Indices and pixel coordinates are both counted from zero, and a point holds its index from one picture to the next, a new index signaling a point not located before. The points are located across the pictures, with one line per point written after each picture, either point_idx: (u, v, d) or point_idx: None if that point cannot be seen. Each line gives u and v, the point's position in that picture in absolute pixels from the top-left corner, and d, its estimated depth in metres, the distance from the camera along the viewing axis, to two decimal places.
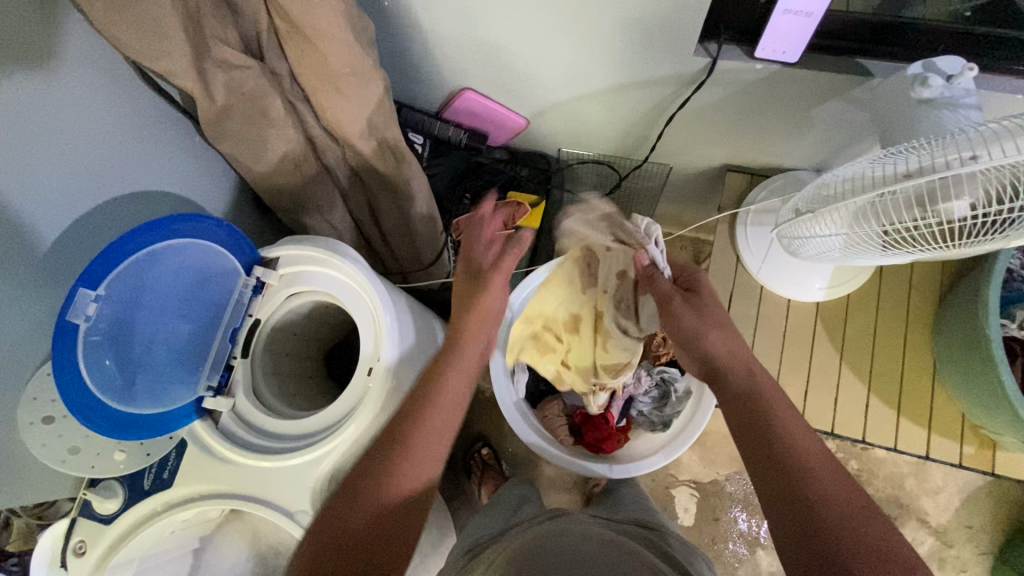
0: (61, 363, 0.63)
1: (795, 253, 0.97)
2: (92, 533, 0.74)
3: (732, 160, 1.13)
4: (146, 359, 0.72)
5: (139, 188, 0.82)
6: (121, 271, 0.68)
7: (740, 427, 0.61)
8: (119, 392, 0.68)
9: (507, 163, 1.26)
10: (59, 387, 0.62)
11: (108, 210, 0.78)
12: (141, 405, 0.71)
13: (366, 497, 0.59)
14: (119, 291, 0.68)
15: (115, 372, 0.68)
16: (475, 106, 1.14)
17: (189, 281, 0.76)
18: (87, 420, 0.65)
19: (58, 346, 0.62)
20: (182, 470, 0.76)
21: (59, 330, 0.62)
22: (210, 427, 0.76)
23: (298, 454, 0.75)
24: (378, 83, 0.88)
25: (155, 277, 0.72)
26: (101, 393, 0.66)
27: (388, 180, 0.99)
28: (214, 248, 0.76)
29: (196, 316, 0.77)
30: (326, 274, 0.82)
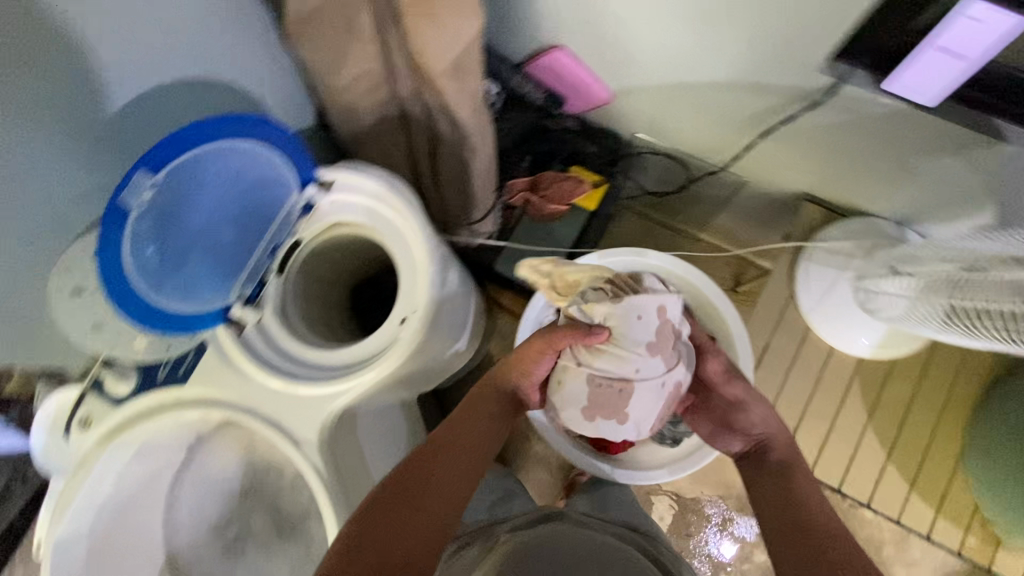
0: (108, 237, 0.63)
1: (872, 311, 0.95)
2: (100, 409, 0.74)
3: (813, 191, 1.07)
4: (189, 255, 0.71)
5: (212, 77, 0.78)
6: (182, 161, 0.67)
7: (767, 492, 0.69)
8: (156, 281, 0.68)
9: (577, 135, 1.21)
10: (100, 261, 0.63)
11: (178, 93, 0.74)
12: (174, 299, 0.70)
13: (392, 521, 0.61)
14: (176, 181, 0.67)
15: (156, 260, 0.68)
16: (560, 68, 1.07)
17: (245, 186, 0.74)
18: (120, 301, 0.65)
19: (107, 221, 0.63)
20: (198, 371, 0.75)
21: (111, 205, 0.62)
22: (233, 336, 0.75)
23: (318, 385, 0.75)
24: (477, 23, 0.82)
25: (213, 176, 0.71)
26: (139, 277, 0.66)
27: (458, 127, 0.94)
28: (275, 157, 0.74)
29: (245, 223, 0.76)
30: (379, 210, 0.79)
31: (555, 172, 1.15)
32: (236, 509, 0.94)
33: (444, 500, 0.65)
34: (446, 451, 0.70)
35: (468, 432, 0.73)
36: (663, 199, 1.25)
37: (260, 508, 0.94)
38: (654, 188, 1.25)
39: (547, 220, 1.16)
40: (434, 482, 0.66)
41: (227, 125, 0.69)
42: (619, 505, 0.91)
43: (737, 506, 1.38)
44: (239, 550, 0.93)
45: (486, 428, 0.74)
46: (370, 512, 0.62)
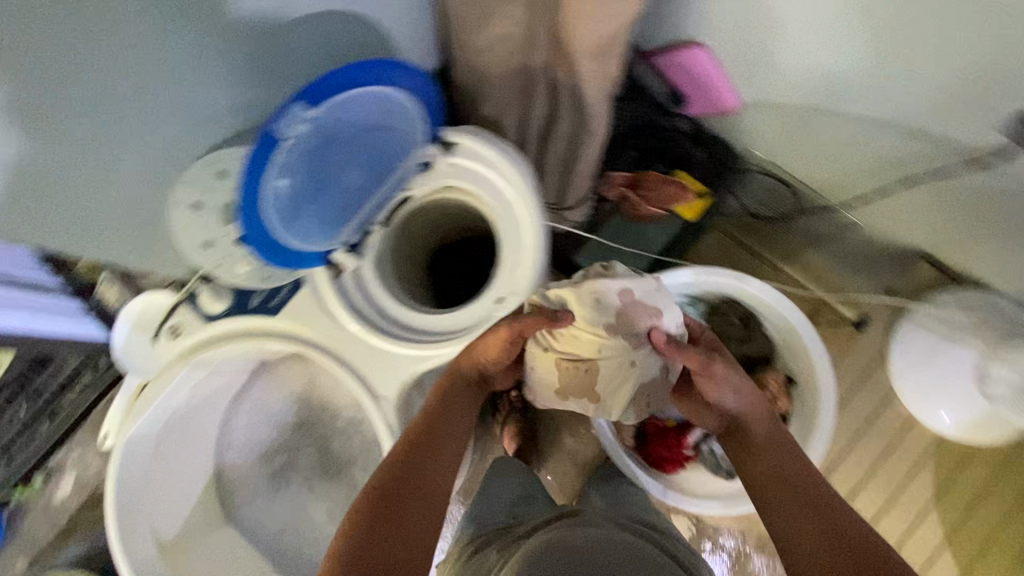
0: (256, 163, 0.61)
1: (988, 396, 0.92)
2: (191, 322, 0.76)
3: (931, 249, 1.01)
4: (319, 197, 0.69)
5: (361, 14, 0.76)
6: (341, 100, 0.65)
7: (773, 495, 0.61)
8: (286, 216, 0.66)
9: (688, 137, 1.14)
10: (243, 185, 0.60)
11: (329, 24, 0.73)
12: (294, 237, 0.68)
13: (385, 524, 0.56)
14: (329, 120, 0.65)
15: (291, 196, 0.66)
16: (695, 69, 1.02)
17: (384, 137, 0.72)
18: (249, 227, 0.63)
19: (260, 147, 0.60)
20: (290, 305, 0.75)
21: (267, 131, 0.60)
22: (330, 278, 0.75)
23: (404, 346, 0.74)
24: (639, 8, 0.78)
25: (360, 120, 0.69)
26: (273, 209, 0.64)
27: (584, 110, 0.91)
28: (414, 111, 0.72)
29: (374, 174, 0.73)
30: (495, 183, 0.77)
31: (660, 173, 1.09)
32: (288, 440, 0.96)
33: (432, 494, 0.60)
34: (428, 443, 0.64)
35: (444, 421, 0.67)
36: (761, 225, 1.18)
37: (310, 445, 0.96)
38: (754, 210, 1.17)
39: (641, 221, 1.12)
40: (420, 474, 0.61)
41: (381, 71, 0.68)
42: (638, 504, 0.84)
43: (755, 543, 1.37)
44: (283, 480, 0.95)
45: (461, 416, 0.69)
46: (358, 518, 0.56)
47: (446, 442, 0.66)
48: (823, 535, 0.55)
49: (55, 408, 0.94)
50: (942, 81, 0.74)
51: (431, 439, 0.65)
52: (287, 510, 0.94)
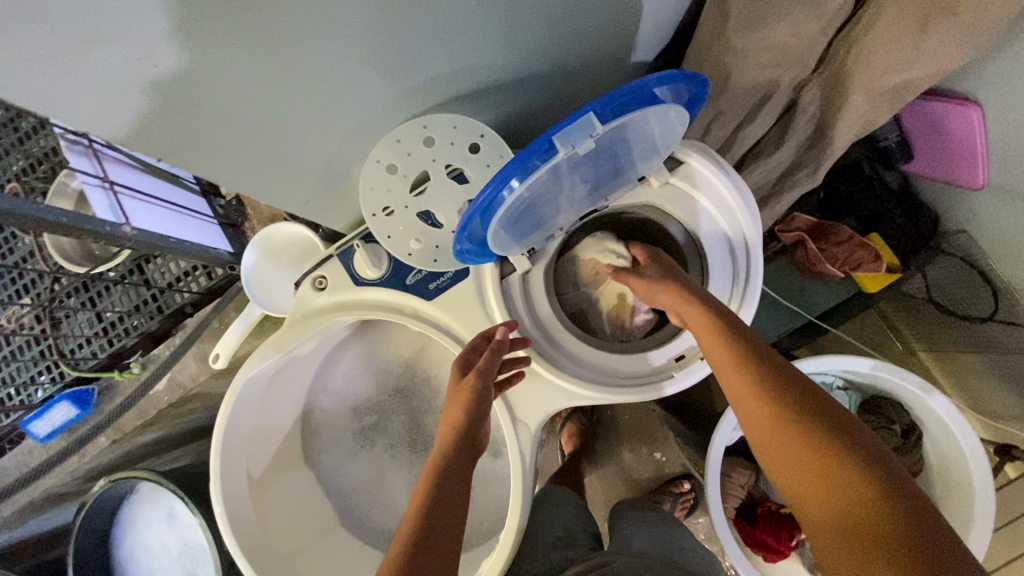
0: (517, 163, 0.50)
1: None
2: (338, 279, 0.69)
3: None
4: (542, 206, 0.58)
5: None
6: (631, 119, 0.51)
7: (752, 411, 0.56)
8: (507, 221, 0.56)
9: (896, 196, 0.99)
10: (490, 187, 0.50)
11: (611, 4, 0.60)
12: (498, 240, 0.59)
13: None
14: (607, 137, 0.52)
15: (524, 204, 0.55)
16: (952, 129, 0.86)
17: (633, 155, 0.59)
18: (466, 222, 0.53)
19: (528, 151, 0.49)
20: (448, 292, 0.68)
21: (545, 137, 0.48)
22: (496, 276, 0.67)
23: (558, 374, 0.67)
24: (952, 55, 0.64)
25: (630, 139, 0.55)
26: (502, 215, 0.53)
27: (817, 149, 0.78)
28: (675, 135, 0.59)
29: (595, 188, 0.62)
30: (710, 225, 0.68)
31: (854, 230, 0.94)
32: (383, 403, 0.92)
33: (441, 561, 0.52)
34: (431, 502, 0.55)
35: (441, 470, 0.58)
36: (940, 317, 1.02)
37: (403, 414, 0.92)
38: (942, 302, 1.01)
39: (810, 276, 0.99)
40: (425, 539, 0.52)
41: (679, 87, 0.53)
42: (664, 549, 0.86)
43: None
44: (366, 440, 0.91)
45: (461, 461, 0.60)
46: None
47: (446, 492, 0.56)
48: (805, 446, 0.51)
49: (162, 304, 0.94)
50: None
51: (446, 478, 0.57)
52: (366, 472, 0.90)
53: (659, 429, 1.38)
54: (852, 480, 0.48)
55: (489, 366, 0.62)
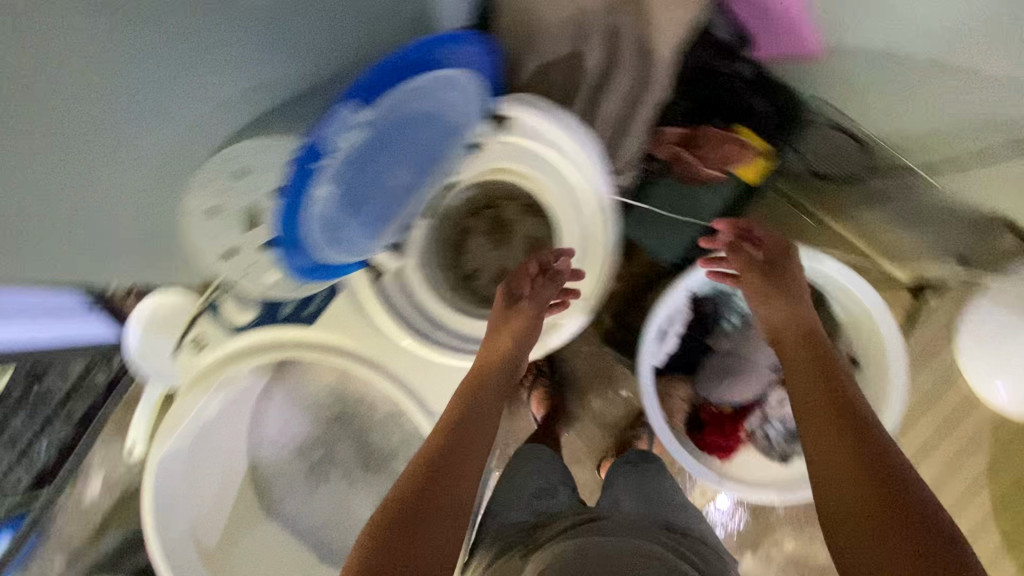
0: (301, 171, 0.60)
1: None
2: (215, 333, 0.68)
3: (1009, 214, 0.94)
4: (368, 197, 0.70)
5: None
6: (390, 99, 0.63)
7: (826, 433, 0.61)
8: (333, 219, 0.67)
9: (751, 88, 0.99)
10: (282, 206, 0.61)
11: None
12: (339, 243, 0.68)
13: (422, 530, 0.53)
14: (380, 121, 0.64)
15: (337, 199, 0.66)
16: (776, 9, 0.90)
17: (435, 125, 0.71)
18: (290, 234, 0.63)
19: (299, 160, 0.59)
20: (327, 312, 0.68)
21: (308, 140, 0.59)
22: (370, 277, 0.69)
23: (455, 356, 0.71)
24: None
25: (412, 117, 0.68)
26: (315, 219, 0.64)
27: (650, 61, 0.78)
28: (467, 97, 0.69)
29: (421, 167, 0.72)
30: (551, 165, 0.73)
31: (717, 129, 0.97)
32: (324, 435, 0.91)
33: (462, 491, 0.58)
34: (463, 443, 0.61)
35: (479, 409, 0.65)
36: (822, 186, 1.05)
37: (347, 439, 0.91)
38: (822, 170, 1.02)
39: (693, 184, 1.01)
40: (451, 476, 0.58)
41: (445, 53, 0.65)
42: (659, 508, 0.88)
43: None
44: (320, 475, 0.91)
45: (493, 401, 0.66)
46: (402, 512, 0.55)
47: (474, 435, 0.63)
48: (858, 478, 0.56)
49: (70, 410, 0.90)
50: None
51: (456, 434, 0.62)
52: (328, 504, 0.90)
53: (618, 369, 1.41)
54: (881, 510, 0.53)
55: (540, 292, 0.73)
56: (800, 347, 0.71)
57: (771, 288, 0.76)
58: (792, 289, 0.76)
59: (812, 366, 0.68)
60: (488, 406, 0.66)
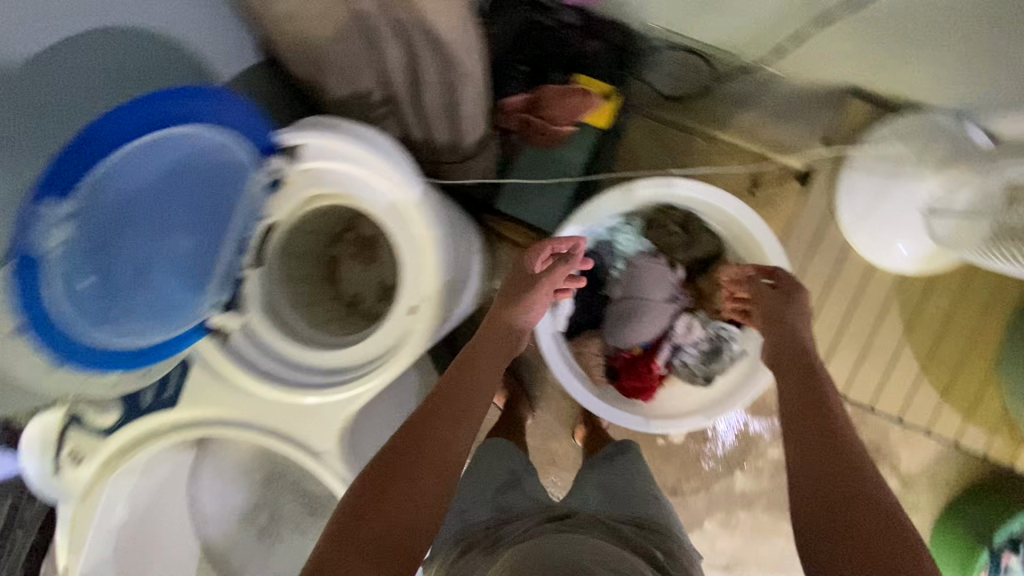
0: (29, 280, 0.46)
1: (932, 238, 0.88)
2: (87, 444, 0.66)
3: (861, 81, 0.93)
4: (151, 283, 0.56)
5: (149, 28, 0.63)
6: (117, 166, 0.50)
7: (807, 437, 0.62)
8: (111, 322, 0.53)
9: (578, 32, 1.00)
10: (27, 320, 0.47)
11: (99, 56, 0.58)
12: (138, 339, 0.55)
13: (398, 496, 0.61)
14: (116, 194, 0.51)
15: (105, 297, 0.52)
16: None
17: (202, 178, 0.57)
18: (59, 355, 0.49)
19: (22, 269, 0.45)
20: (186, 392, 0.66)
21: (18, 245, 0.45)
22: (219, 347, 0.65)
23: (324, 394, 0.65)
24: None
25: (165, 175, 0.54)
26: (83, 327, 0.50)
27: (446, 48, 0.75)
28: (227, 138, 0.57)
29: (211, 225, 0.59)
30: (357, 175, 0.65)
31: (553, 84, 0.96)
32: (264, 496, 0.91)
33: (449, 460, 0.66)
34: (452, 423, 0.69)
35: (475, 393, 0.74)
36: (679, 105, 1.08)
37: (289, 494, 0.91)
38: (669, 90, 1.06)
39: (552, 145, 1.00)
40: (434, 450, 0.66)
41: (172, 100, 0.53)
42: (630, 496, 0.81)
43: None
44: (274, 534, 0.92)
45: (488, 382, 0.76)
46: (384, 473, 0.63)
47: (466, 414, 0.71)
48: (832, 488, 0.57)
49: None
50: None
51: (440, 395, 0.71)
52: (289, 562, 0.90)
53: None
54: (850, 523, 0.53)
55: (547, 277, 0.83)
56: (795, 369, 0.70)
57: (788, 313, 0.77)
58: (791, 312, 0.78)
59: (801, 389, 0.68)
60: (478, 389, 0.75)
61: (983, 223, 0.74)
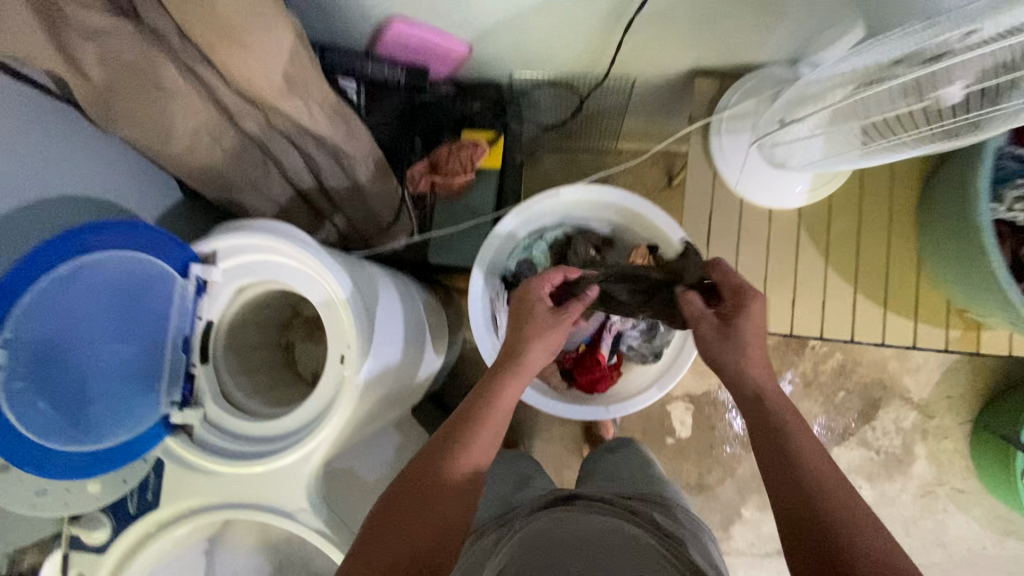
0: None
1: (781, 165, 0.90)
2: (88, 565, 0.72)
3: (700, 63, 1.03)
4: (89, 394, 0.64)
5: (64, 193, 0.70)
6: (31, 303, 0.57)
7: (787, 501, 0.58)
8: (72, 430, 0.62)
9: (455, 98, 1.13)
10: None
11: (50, 218, 0.69)
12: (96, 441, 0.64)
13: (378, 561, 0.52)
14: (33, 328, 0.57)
15: (52, 414, 0.60)
16: (413, 41, 1.01)
17: (117, 295, 0.65)
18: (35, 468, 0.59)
19: None
20: (166, 489, 0.73)
21: None
22: (185, 441, 0.72)
23: (283, 456, 0.72)
24: (287, 29, 0.73)
25: (76, 298, 0.61)
26: (44, 440, 0.59)
27: (324, 140, 0.88)
28: (138, 259, 0.65)
29: (136, 334, 0.68)
30: (272, 262, 0.74)
31: (446, 144, 1.09)
32: None
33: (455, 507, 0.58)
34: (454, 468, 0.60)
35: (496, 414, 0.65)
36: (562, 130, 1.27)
37: None
38: (550, 121, 1.24)
39: (461, 194, 1.12)
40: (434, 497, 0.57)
41: (75, 239, 0.60)
42: (630, 481, 0.82)
43: None
44: None
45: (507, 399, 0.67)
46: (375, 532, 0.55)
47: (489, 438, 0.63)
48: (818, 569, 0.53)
49: None
50: None
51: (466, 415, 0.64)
52: None
53: None
54: None
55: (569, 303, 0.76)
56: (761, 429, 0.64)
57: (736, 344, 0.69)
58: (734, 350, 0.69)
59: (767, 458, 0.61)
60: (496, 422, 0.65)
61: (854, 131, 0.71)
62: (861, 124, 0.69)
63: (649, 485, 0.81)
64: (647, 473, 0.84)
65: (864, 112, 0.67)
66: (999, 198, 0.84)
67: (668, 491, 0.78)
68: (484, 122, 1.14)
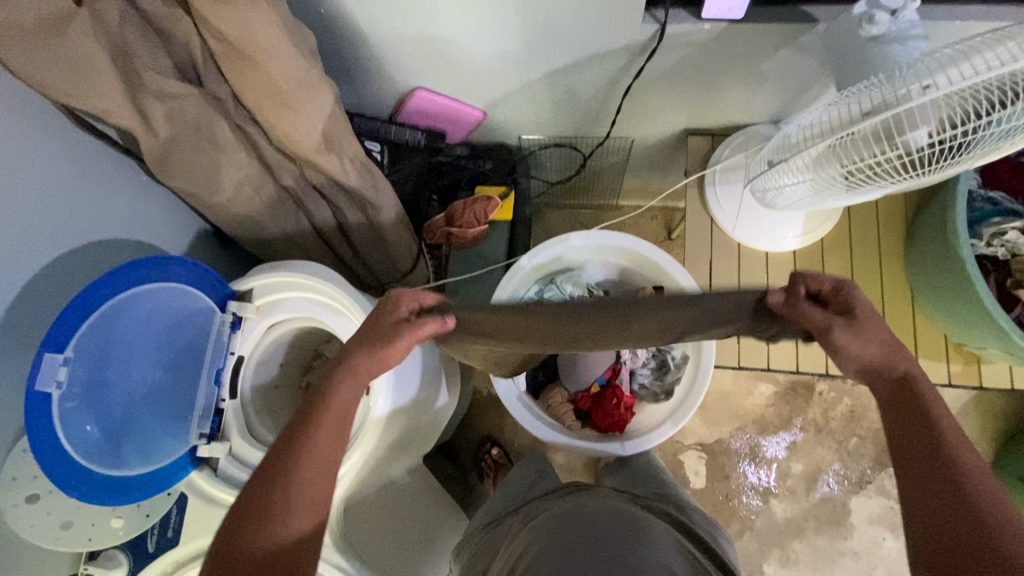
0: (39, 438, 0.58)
1: (773, 206, 0.97)
2: None
3: (691, 124, 1.14)
4: (130, 418, 0.68)
5: (114, 236, 0.76)
6: (88, 328, 0.62)
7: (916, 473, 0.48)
8: (114, 454, 0.65)
9: (470, 158, 1.21)
10: (38, 458, 0.57)
11: (99, 257, 0.74)
12: (132, 464, 0.67)
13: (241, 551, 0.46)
14: (87, 350, 0.62)
15: (97, 437, 0.64)
16: (437, 107, 1.12)
17: (163, 325, 0.71)
18: (83, 494, 0.61)
19: (28, 416, 0.57)
20: (186, 525, 0.72)
21: (28, 400, 0.57)
22: (209, 475, 0.74)
23: None
24: (328, 93, 0.82)
25: (127, 326, 0.67)
26: (86, 461, 0.62)
27: (352, 193, 0.94)
28: (184, 289, 0.71)
29: (177, 363, 0.73)
30: (303, 299, 0.79)
31: (462, 199, 1.13)
32: None
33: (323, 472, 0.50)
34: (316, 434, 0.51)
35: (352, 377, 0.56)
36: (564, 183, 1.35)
37: None
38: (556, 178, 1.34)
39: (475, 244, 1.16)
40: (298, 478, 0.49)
41: (132, 272, 0.65)
42: (643, 479, 0.86)
43: (756, 429, 1.41)
44: None
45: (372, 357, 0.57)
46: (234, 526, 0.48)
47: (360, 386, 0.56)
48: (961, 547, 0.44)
49: None
50: (567, 21, 0.85)
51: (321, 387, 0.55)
52: None
53: None
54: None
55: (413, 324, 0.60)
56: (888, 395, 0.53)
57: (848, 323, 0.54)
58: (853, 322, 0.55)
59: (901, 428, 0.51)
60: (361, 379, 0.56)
61: (836, 176, 0.77)
62: (842, 169, 0.75)
63: (656, 479, 0.87)
64: (654, 477, 0.87)
65: (848, 158, 0.73)
66: (978, 234, 0.93)
67: (679, 496, 0.81)
68: (495, 178, 1.21)
